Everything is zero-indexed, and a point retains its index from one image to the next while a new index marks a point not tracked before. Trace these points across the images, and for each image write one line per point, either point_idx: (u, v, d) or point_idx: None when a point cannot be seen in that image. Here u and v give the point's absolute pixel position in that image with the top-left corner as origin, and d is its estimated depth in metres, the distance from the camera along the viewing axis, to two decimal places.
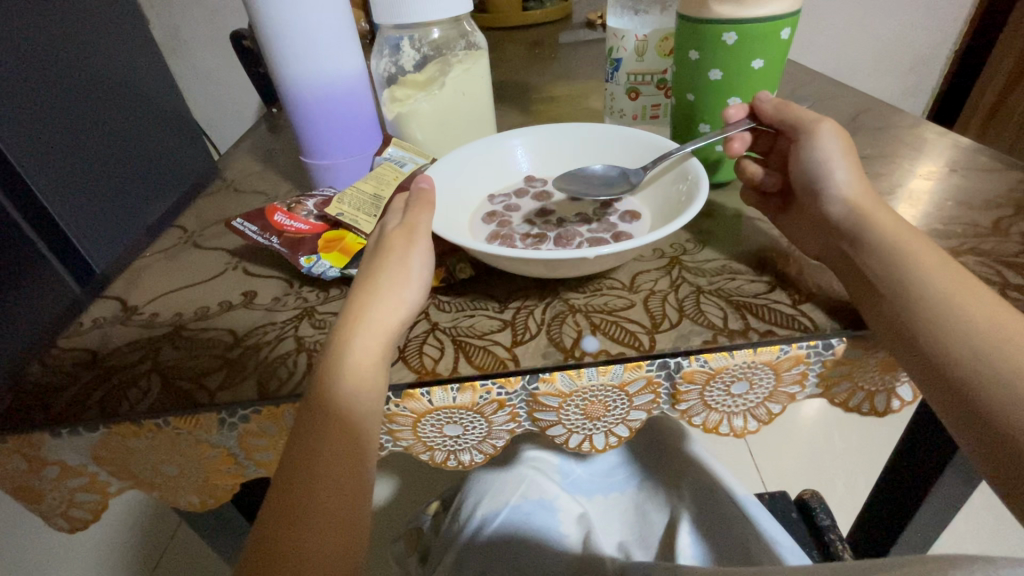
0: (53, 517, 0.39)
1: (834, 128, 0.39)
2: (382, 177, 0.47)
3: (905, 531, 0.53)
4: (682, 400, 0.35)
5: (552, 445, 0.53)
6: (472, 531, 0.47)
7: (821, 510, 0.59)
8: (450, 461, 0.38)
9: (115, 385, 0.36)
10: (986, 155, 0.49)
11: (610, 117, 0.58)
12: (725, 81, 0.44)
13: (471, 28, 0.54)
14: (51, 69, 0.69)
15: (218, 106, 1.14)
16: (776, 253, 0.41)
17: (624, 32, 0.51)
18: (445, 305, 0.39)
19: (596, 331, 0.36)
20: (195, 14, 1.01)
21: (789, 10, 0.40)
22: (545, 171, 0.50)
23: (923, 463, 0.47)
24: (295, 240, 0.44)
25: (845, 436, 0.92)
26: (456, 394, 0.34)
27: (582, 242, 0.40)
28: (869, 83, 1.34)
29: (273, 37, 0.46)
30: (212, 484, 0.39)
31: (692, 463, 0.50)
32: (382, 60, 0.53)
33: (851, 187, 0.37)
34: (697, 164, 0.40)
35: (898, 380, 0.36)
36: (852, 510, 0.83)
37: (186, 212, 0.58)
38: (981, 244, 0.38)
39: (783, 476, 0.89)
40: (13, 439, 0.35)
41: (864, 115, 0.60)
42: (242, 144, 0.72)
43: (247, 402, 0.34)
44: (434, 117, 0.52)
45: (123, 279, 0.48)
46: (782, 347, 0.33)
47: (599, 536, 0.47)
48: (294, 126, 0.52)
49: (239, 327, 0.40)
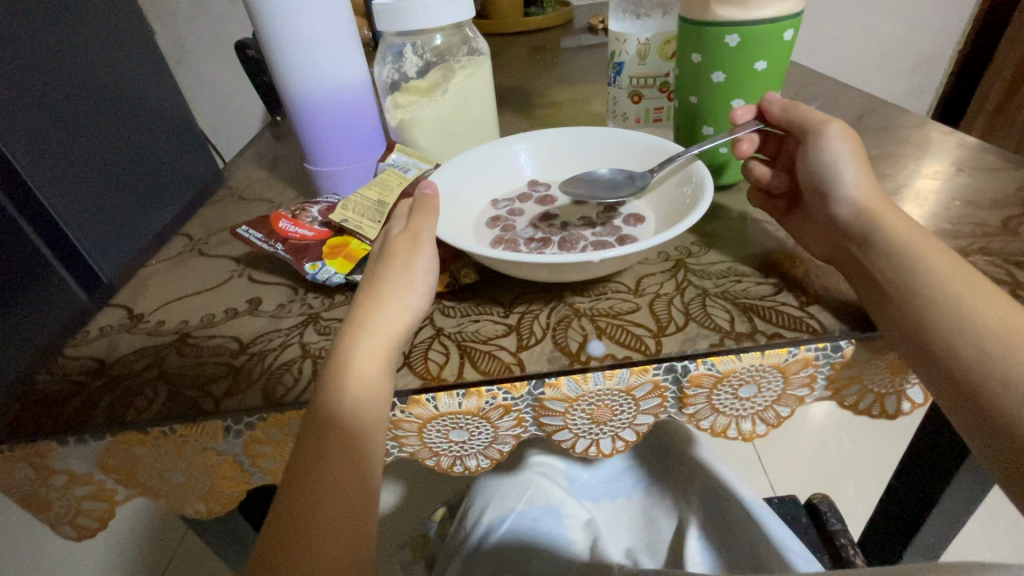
0: (60, 525, 0.39)
1: (843, 130, 0.38)
2: (385, 183, 0.46)
3: (917, 536, 0.53)
4: (689, 404, 0.35)
5: (558, 450, 0.53)
6: (478, 538, 0.47)
7: (831, 514, 0.59)
8: (456, 466, 0.37)
9: (122, 393, 0.37)
10: (993, 154, 0.49)
11: (614, 121, 0.58)
12: (728, 83, 0.44)
13: (473, 34, 0.54)
14: (58, 79, 0.70)
15: (223, 115, 1.15)
16: (782, 255, 0.41)
17: (625, 35, 0.51)
18: (450, 310, 0.39)
19: (601, 334, 0.35)
20: (201, 24, 1.03)
21: (790, 11, 0.40)
22: (549, 175, 0.50)
23: (934, 467, 0.47)
24: (300, 247, 0.44)
25: (855, 440, 0.91)
26: (461, 400, 0.34)
27: (586, 246, 0.39)
28: (872, 84, 1.34)
29: (275, 44, 0.46)
30: (219, 492, 0.39)
31: (700, 467, 0.50)
32: (385, 67, 0.53)
33: (860, 188, 0.36)
34: (702, 167, 0.40)
35: (909, 382, 0.36)
36: (863, 516, 0.82)
37: (191, 220, 0.58)
38: (990, 244, 0.38)
39: (792, 480, 0.88)
40: (22, 448, 0.35)
41: (869, 116, 0.60)
42: (247, 151, 0.73)
43: (253, 408, 0.34)
44: (437, 123, 0.52)
45: (130, 288, 0.48)
46: (790, 349, 0.33)
47: (607, 543, 0.46)
48: (297, 134, 0.52)
49: (244, 334, 0.40)
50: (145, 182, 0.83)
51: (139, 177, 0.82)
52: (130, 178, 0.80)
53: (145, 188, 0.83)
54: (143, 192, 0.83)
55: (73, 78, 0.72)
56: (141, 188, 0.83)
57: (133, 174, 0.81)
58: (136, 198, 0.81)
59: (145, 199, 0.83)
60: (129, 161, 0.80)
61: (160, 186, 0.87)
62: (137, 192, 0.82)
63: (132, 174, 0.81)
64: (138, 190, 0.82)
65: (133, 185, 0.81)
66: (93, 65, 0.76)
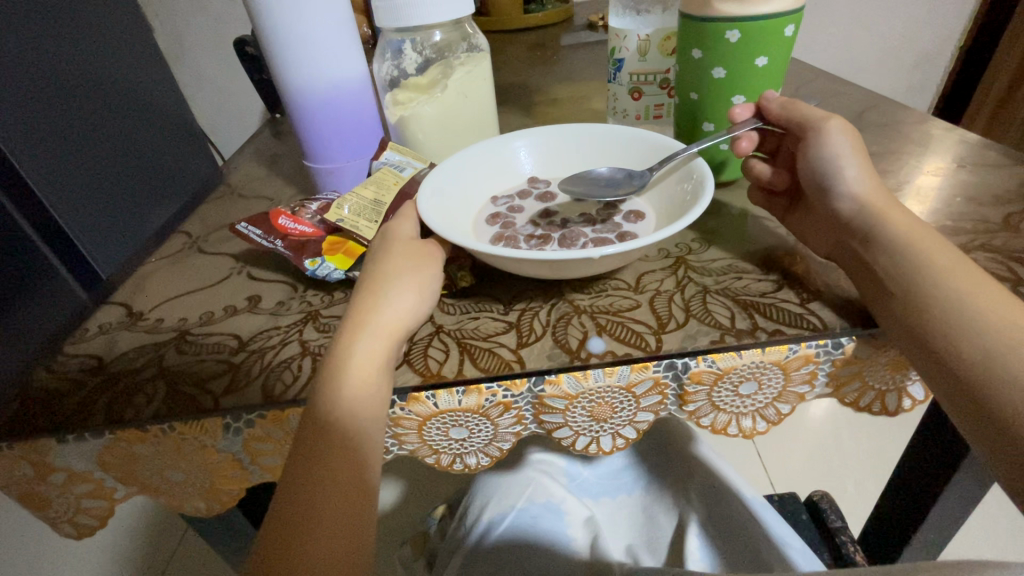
0: (60, 524, 0.39)
1: (843, 125, 0.38)
2: (381, 182, 0.46)
3: (919, 532, 0.52)
4: (690, 401, 0.35)
5: (559, 447, 0.53)
6: (479, 536, 0.47)
7: (832, 511, 0.59)
8: (456, 464, 0.37)
9: (120, 391, 0.36)
10: (994, 150, 0.49)
11: (614, 117, 0.58)
12: (730, 79, 0.44)
13: (473, 30, 0.54)
14: (57, 77, 0.70)
15: (221, 113, 1.14)
16: (783, 252, 0.41)
17: (625, 32, 0.51)
18: (450, 307, 0.39)
19: (601, 332, 0.35)
20: (200, 22, 1.02)
21: (792, 7, 0.40)
22: (548, 173, 0.50)
23: (935, 464, 0.47)
24: (299, 244, 0.44)
25: (855, 437, 0.91)
26: (461, 397, 0.33)
27: (587, 243, 0.39)
28: (872, 80, 1.34)
29: (275, 40, 0.46)
30: (218, 489, 0.39)
31: (701, 465, 0.50)
32: (384, 64, 0.53)
33: (862, 184, 0.36)
34: (703, 164, 0.40)
35: (910, 379, 0.36)
36: (864, 513, 0.82)
37: (190, 217, 0.58)
38: (992, 240, 0.38)
39: (793, 478, 0.88)
40: (21, 446, 0.35)
41: (870, 112, 0.60)
42: (246, 149, 0.72)
43: (253, 406, 0.34)
44: (436, 120, 0.52)
45: (129, 285, 0.48)
46: (791, 347, 0.33)
47: (607, 540, 0.46)
48: (296, 131, 0.52)
49: (244, 331, 0.40)
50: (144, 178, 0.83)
51: (139, 173, 0.82)
52: (130, 175, 0.80)
53: (145, 185, 0.83)
54: (144, 189, 0.83)
55: (71, 76, 0.72)
56: (142, 184, 0.82)
57: (133, 171, 0.81)
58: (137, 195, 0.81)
59: (146, 195, 0.83)
60: (128, 158, 0.80)
61: (161, 182, 0.86)
62: (138, 188, 0.81)
63: (131, 170, 0.81)
64: (138, 185, 0.81)
65: (131, 182, 0.80)
66: (92, 63, 0.76)
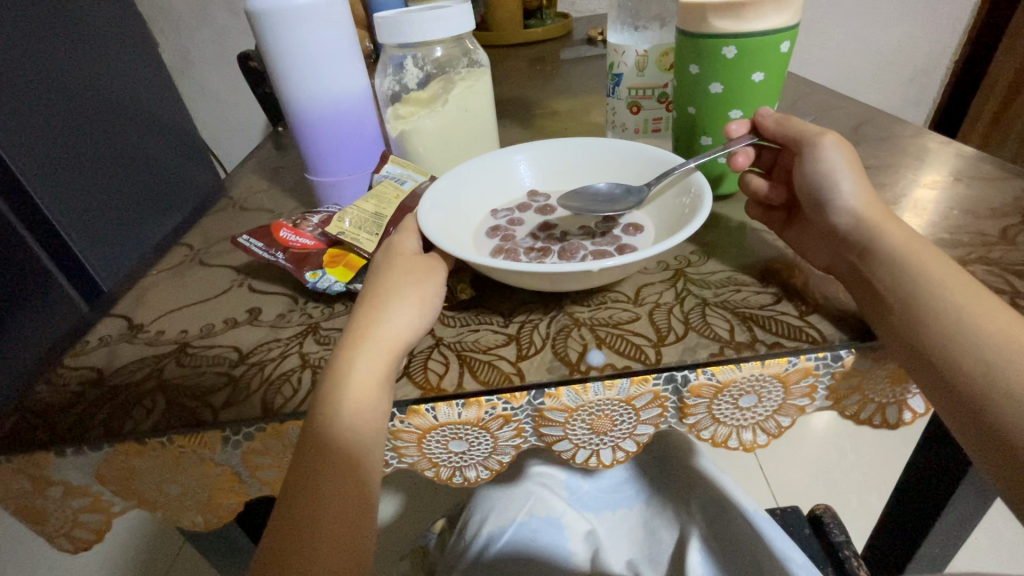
0: (56, 538, 0.39)
1: (839, 140, 0.38)
2: (382, 196, 0.46)
3: (922, 546, 0.52)
4: (690, 414, 0.35)
5: (559, 460, 0.53)
6: (478, 550, 0.47)
7: (833, 525, 0.58)
8: (456, 477, 0.37)
9: (120, 404, 0.36)
10: (991, 163, 0.49)
11: (613, 131, 0.59)
12: (726, 95, 0.45)
13: (473, 46, 0.55)
14: None
15: (224, 127, 1.15)
16: (782, 265, 0.41)
17: (624, 47, 0.52)
18: (451, 320, 0.39)
19: (601, 345, 0.35)
20: (203, 37, 1.03)
21: (787, 24, 0.41)
22: (547, 186, 0.50)
23: (935, 477, 0.46)
24: (300, 256, 0.44)
25: (857, 449, 0.90)
26: (461, 410, 0.33)
27: (586, 256, 0.39)
28: (868, 94, 1.35)
29: (276, 55, 0.46)
30: (216, 503, 0.39)
31: (701, 477, 0.49)
32: (386, 79, 0.54)
33: (859, 199, 0.36)
34: (700, 177, 0.40)
35: (910, 392, 0.36)
36: (865, 526, 0.81)
37: (192, 230, 0.58)
38: (989, 253, 0.38)
39: (794, 491, 0.87)
40: (19, 459, 0.35)
41: (866, 126, 0.60)
42: (248, 162, 0.73)
43: (252, 420, 0.34)
44: (437, 134, 0.53)
45: (130, 297, 0.48)
46: (790, 359, 0.33)
47: (607, 555, 0.46)
48: (298, 144, 0.52)
49: (244, 344, 0.40)
50: (125, 186, 0.91)
51: (114, 175, 0.90)
52: (104, 175, 0.88)
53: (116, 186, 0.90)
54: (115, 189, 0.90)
55: None
56: (113, 184, 0.90)
57: (105, 171, 0.88)
58: (105, 193, 0.88)
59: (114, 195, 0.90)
60: (106, 159, 0.88)
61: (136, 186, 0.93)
62: (108, 188, 0.89)
63: (109, 171, 0.89)
64: (109, 185, 0.89)
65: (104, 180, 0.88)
66: None
